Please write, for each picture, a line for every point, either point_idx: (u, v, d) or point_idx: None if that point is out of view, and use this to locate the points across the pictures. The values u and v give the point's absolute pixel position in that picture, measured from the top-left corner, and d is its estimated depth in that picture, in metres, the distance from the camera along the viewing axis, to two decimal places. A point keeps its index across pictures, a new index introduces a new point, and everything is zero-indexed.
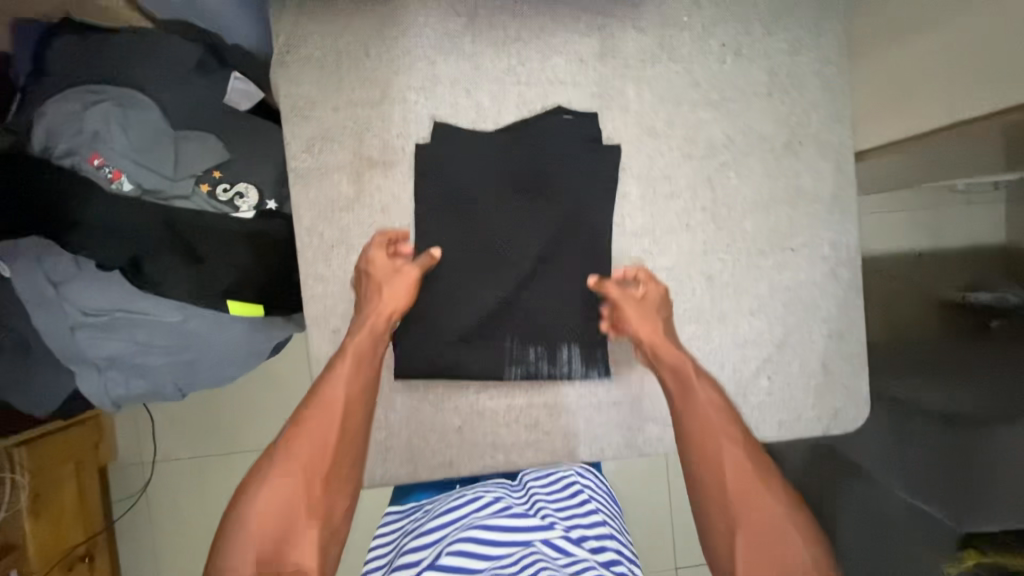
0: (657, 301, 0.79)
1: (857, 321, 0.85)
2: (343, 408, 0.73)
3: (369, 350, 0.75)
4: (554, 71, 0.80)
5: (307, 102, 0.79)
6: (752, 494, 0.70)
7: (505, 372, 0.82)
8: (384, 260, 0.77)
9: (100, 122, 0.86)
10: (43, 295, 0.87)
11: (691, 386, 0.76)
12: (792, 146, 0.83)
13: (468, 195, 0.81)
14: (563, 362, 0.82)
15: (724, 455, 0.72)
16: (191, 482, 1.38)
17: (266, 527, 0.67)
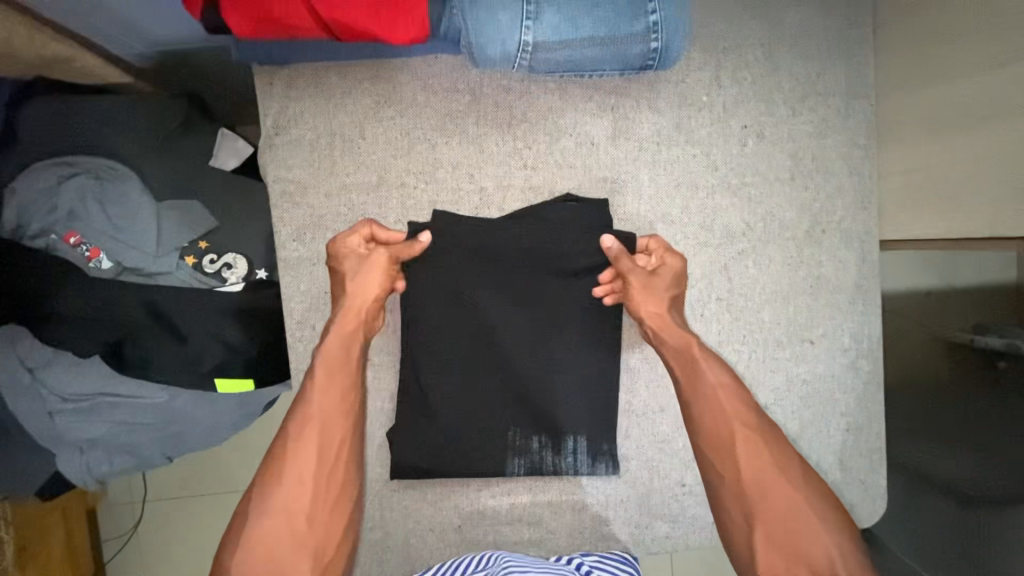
0: (665, 277, 0.73)
1: (875, 415, 0.81)
2: (324, 418, 0.66)
3: (347, 340, 0.70)
4: (563, 154, 0.75)
5: (297, 187, 0.74)
6: (770, 478, 0.63)
7: (507, 469, 0.77)
8: (357, 245, 0.72)
9: (75, 199, 0.81)
10: (19, 380, 0.82)
11: (701, 365, 0.70)
12: (814, 234, 0.79)
13: (470, 283, 0.76)
14: (568, 459, 0.78)
15: (737, 439, 0.65)
16: (182, 530, 1.33)
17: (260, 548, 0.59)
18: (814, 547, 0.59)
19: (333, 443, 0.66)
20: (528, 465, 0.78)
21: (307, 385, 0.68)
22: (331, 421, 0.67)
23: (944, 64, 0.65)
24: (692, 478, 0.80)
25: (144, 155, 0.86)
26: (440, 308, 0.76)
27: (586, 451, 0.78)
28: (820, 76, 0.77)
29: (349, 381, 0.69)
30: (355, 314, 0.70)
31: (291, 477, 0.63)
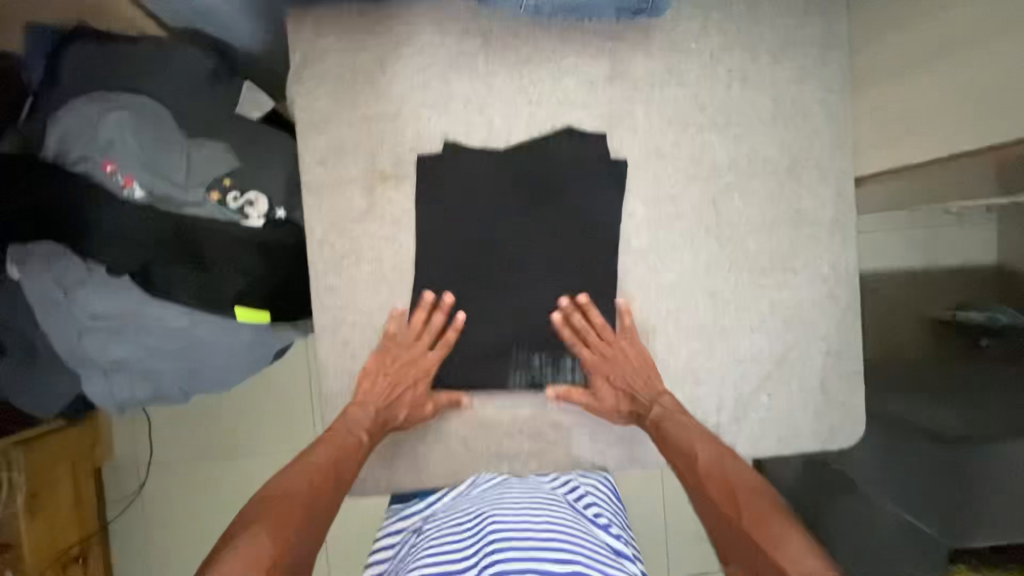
0: (608, 338, 0.83)
1: (852, 341, 0.88)
2: (334, 456, 0.76)
3: (388, 411, 0.80)
4: (565, 92, 0.83)
5: (321, 116, 0.81)
6: (756, 513, 0.69)
7: (509, 380, 0.84)
8: (434, 323, 0.81)
9: (114, 130, 0.88)
10: (54, 299, 0.88)
11: (676, 421, 0.81)
12: (795, 172, 0.86)
13: (478, 207, 0.82)
14: (565, 374, 0.85)
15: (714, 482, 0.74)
16: (201, 483, 1.54)
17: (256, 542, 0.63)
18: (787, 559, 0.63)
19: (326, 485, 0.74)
20: (529, 380, 0.84)
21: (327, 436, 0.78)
22: (344, 461, 0.77)
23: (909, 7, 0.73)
24: (683, 395, 0.86)
25: (178, 97, 0.94)
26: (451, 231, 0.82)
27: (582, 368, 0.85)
28: (800, 27, 0.84)
29: (362, 445, 0.79)
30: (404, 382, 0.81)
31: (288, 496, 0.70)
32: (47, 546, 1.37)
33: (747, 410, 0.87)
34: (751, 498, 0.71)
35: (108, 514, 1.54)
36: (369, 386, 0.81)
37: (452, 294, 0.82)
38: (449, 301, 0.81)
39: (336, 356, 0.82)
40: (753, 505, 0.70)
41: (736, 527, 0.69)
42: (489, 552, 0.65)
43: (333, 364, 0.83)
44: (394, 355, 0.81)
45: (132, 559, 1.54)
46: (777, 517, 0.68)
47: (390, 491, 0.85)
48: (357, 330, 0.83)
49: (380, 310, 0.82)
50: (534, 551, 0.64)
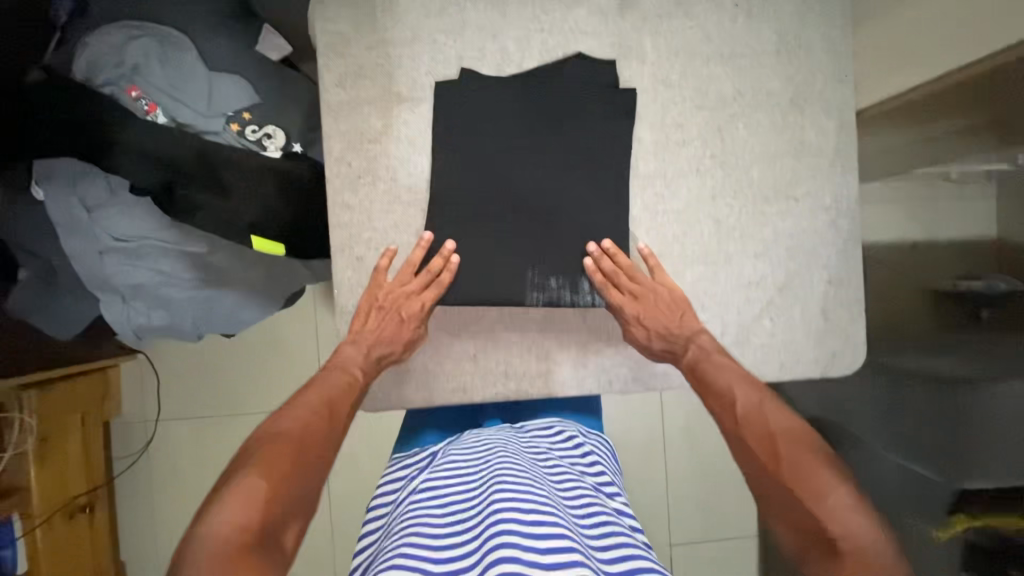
0: (634, 281, 0.85)
1: (854, 270, 0.90)
2: (330, 397, 0.78)
3: (385, 347, 0.83)
4: (576, 22, 0.85)
5: (341, 39, 0.83)
6: (800, 463, 0.69)
7: (526, 298, 0.85)
8: (432, 266, 0.83)
9: (139, 56, 0.91)
10: (77, 219, 0.91)
11: (715, 363, 0.81)
12: (797, 104, 0.88)
13: (491, 129, 0.85)
14: (583, 294, 0.86)
15: (764, 426, 0.74)
16: (207, 440, 1.56)
17: (248, 483, 0.65)
18: (837, 514, 0.64)
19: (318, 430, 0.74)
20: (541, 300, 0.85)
21: (323, 377, 0.81)
22: (338, 400, 0.79)
23: None
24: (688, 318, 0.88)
25: (199, 29, 0.96)
26: (465, 153, 0.85)
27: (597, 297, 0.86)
28: None
29: (357, 385, 0.81)
30: (402, 320, 0.83)
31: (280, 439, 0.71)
32: (54, 494, 1.38)
33: (750, 334, 0.89)
34: (791, 448, 0.71)
35: (115, 469, 1.56)
36: (364, 325, 0.83)
37: (453, 240, 0.84)
38: (450, 249, 0.83)
39: (350, 273, 0.84)
40: (792, 455, 0.70)
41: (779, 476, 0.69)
42: (491, 538, 0.72)
43: (348, 280, 0.85)
44: (390, 290, 0.83)
45: (136, 513, 1.55)
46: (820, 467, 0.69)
47: (400, 407, 0.88)
48: (372, 248, 0.85)
49: (394, 228, 0.85)
50: (530, 540, 0.71)
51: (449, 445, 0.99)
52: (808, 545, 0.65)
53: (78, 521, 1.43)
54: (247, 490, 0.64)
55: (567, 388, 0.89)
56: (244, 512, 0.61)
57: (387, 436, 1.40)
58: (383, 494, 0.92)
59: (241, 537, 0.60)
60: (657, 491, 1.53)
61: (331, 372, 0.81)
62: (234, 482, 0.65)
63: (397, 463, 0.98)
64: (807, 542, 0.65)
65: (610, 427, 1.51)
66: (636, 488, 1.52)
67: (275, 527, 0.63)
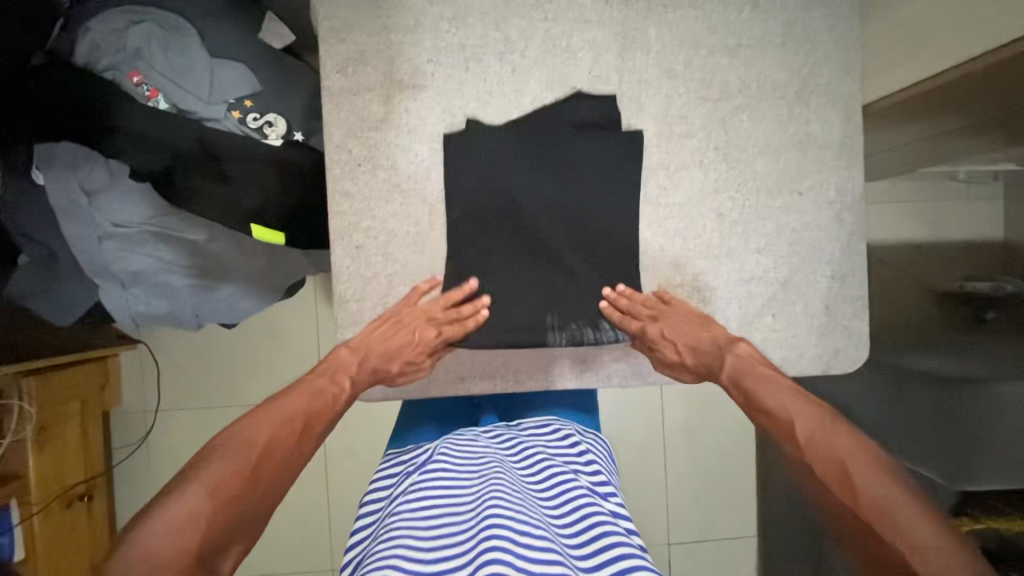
0: (658, 309, 0.85)
1: (858, 265, 0.88)
2: (313, 406, 0.75)
3: (382, 364, 0.81)
4: (581, 11, 0.85)
5: (343, 24, 0.82)
6: (869, 478, 0.63)
7: (548, 335, 0.85)
8: (463, 311, 0.83)
9: (141, 40, 0.91)
10: (75, 204, 0.90)
11: (759, 377, 0.77)
12: (803, 96, 0.87)
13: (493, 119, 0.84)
14: (607, 337, 0.86)
15: (830, 435, 0.68)
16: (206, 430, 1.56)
17: (204, 484, 0.62)
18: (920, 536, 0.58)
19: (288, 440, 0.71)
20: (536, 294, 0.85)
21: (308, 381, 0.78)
22: (317, 414, 0.75)
23: None
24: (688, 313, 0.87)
25: (202, 15, 0.96)
26: (466, 141, 0.84)
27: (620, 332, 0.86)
28: None
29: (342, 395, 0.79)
30: (410, 345, 0.82)
31: (246, 444, 0.68)
32: (51, 483, 1.37)
33: (752, 329, 0.88)
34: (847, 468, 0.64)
35: (113, 458, 1.56)
36: (370, 339, 0.82)
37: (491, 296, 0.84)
38: (485, 304, 0.84)
39: (348, 261, 0.84)
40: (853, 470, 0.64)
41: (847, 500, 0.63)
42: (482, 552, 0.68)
43: (346, 269, 0.84)
44: (413, 311, 0.83)
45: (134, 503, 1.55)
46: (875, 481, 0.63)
47: (399, 398, 0.87)
48: (371, 236, 0.84)
49: (394, 217, 0.84)
50: (525, 563, 0.67)
51: (447, 439, 0.97)
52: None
53: (76, 510, 1.43)
54: (194, 493, 0.61)
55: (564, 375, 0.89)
56: (186, 531, 0.57)
57: (385, 429, 1.39)
58: (372, 496, 0.89)
59: (180, 557, 0.56)
60: (655, 487, 1.52)
61: (323, 377, 0.79)
62: (182, 494, 0.61)
63: (392, 458, 0.96)
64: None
65: (609, 425, 1.50)
66: (635, 485, 1.51)
67: (218, 547, 0.59)
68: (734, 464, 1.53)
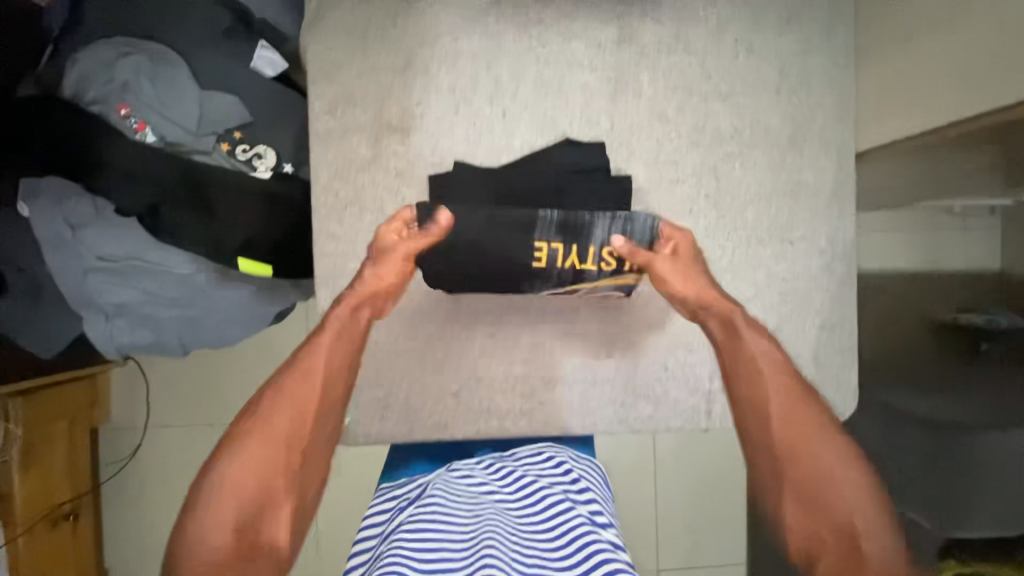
0: (684, 253, 0.84)
1: (847, 315, 0.88)
2: (322, 384, 0.83)
3: (376, 292, 0.83)
4: (572, 54, 0.84)
5: (332, 65, 0.82)
6: (811, 450, 0.84)
7: (539, 216, 0.76)
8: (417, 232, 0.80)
9: (129, 73, 0.89)
10: (62, 237, 0.90)
11: (751, 329, 0.86)
12: (796, 143, 0.86)
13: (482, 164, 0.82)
14: (598, 231, 0.78)
15: (781, 409, 0.86)
16: (195, 449, 1.55)
17: (253, 466, 0.82)
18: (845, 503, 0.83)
19: (302, 425, 0.82)
20: (509, 270, 0.79)
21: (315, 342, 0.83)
22: (326, 392, 0.83)
23: None
24: (674, 361, 0.87)
25: (192, 45, 0.94)
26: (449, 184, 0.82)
27: (617, 228, 0.78)
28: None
29: (350, 349, 0.84)
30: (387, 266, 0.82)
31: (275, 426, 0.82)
32: (36, 502, 1.36)
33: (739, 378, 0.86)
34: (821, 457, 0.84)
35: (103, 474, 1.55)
36: (364, 277, 0.83)
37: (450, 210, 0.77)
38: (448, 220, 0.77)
39: (333, 303, 0.83)
40: (829, 466, 0.84)
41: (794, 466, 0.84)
42: None
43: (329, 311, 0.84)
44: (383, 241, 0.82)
45: (124, 521, 1.54)
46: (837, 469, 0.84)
47: (381, 443, 0.86)
48: (355, 278, 0.84)
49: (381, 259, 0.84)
50: None
51: (441, 475, 0.93)
52: (824, 536, 0.83)
53: (62, 529, 1.43)
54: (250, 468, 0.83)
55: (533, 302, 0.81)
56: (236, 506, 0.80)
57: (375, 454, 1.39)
58: (365, 531, 0.87)
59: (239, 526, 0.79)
60: (645, 515, 1.51)
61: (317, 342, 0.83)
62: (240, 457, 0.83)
63: (383, 492, 0.93)
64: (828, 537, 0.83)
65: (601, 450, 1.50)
66: (626, 513, 1.50)
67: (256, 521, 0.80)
68: (725, 492, 1.52)
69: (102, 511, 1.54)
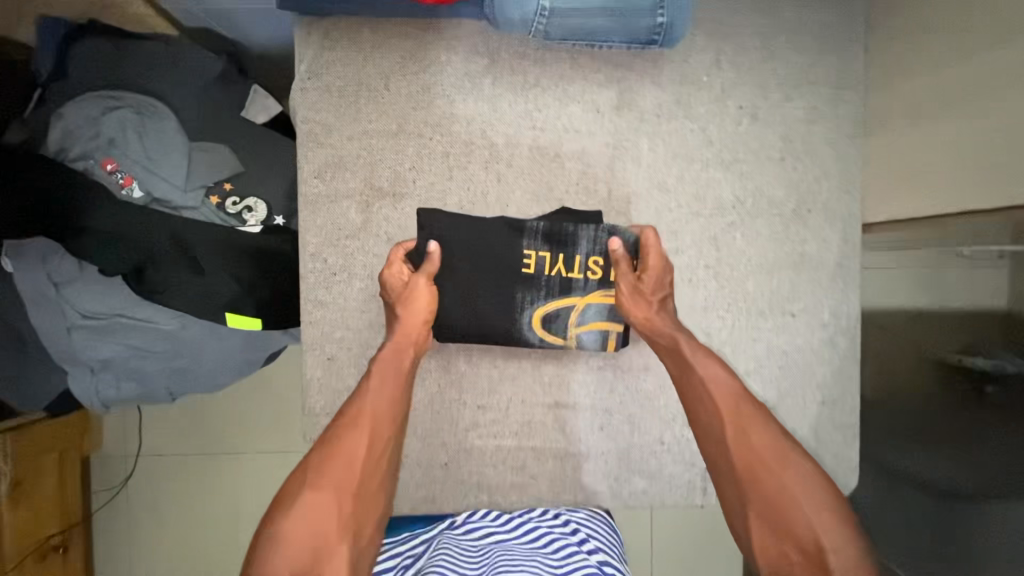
0: (649, 275, 0.78)
1: (850, 390, 0.86)
2: (373, 419, 0.73)
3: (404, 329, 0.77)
4: (570, 119, 0.81)
5: (322, 129, 0.80)
6: (761, 474, 0.69)
7: (526, 224, 0.79)
8: (429, 269, 0.77)
9: (116, 129, 0.87)
10: (44, 295, 0.88)
11: (704, 359, 0.75)
12: (800, 213, 0.84)
13: (467, 227, 0.79)
14: (584, 241, 0.79)
15: (755, 437, 0.71)
16: (188, 478, 1.47)
17: (301, 521, 0.66)
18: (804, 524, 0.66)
19: (358, 454, 0.71)
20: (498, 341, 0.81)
21: (362, 384, 0.75)
22: (379, 422, 0.73)
23: (935, 56, 0.70)
24: (671, 436, 0.85)
25: (182, 96, 0.92)
26: (440, 221, 0.78)
27: (604, 238, 0.79)
28: (814, 67, 0.83)
29: (399, 384, 0.76)
30: (398, 301, 0.77)
31: (334, 464, 0.70)
32: (27, 536, 1.29)
33: None
34: (782, 474, 0.69)
35: (92, 503, 1.47)
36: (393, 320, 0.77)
37: (436, 242, 0.78)
38: (434, 253, 0.77)
39: (320, 373, 0.81)
40: (788, 480, 0.68)
41: (747, 486, 0.70)
42: None
43: (317, 379, 0.82)
44: (395, 273, 0.78)
45: (113, 556, 1.48)
46: (795, 485, 0.68)
47: None
48: (344, 347, 0.82)
49: (369, 327, 0.82)
50: None
51: (447, 529, 0.80)
52: (791, 557, 0.66)
53: (51, 562, 1.35)
54: (293, 530, 0.65)
55: (521, 311, 0.80)
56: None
57: None
58: None
59: None
60: None
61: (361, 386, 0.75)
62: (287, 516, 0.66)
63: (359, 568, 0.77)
64: (795, 559, 0.66)
65: None
66: None
67: None
68: None
69: (90, 542, 1.46)
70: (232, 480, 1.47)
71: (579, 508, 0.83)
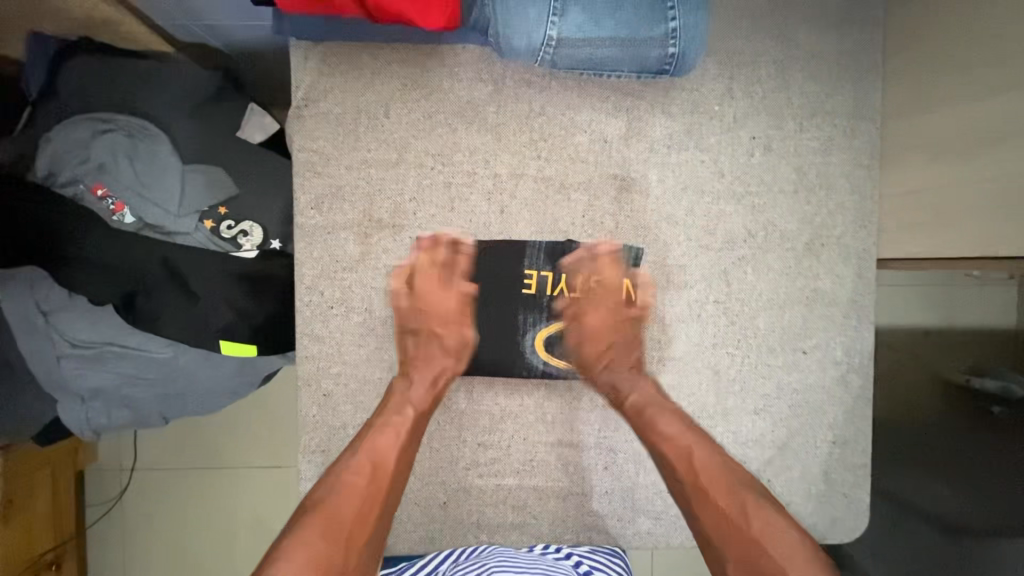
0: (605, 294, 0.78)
1: (862, 430, 0.83)
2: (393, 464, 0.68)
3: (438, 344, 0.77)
4: (576, 149, 0.79)
5: (320, 158, 0.77)
6: (730, 530, 0.62)
7: (528, 244, 0.78)
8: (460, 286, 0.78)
9: (105, 152, 0.84)
10: (31, 323, 0.85)
11: (659, 411, 0.72)
12: (813, 247, 0.81)
13: (464, 252, 0.78)
14: (586, 261, 0.78)
15: (717, 489, 0.65)
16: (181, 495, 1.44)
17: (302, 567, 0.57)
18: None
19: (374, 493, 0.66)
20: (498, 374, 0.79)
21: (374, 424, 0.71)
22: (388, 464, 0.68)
23: (951, 92, 0.67)
24: None
25: (174, 117, 0.89)
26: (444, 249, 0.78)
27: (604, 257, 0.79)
28: (830, 97, 0.80)
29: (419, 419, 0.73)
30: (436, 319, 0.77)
31: (339, 503, 0.63)
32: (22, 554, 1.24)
33: None
34: (750, 526, 0.61)
35: (86, 518, 1.44)
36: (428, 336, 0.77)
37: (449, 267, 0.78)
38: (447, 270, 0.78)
39: (315, 409, 0.79)
40: (757, 532, 0.61)
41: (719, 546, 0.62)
42: None
43: (312, 416, 0.79)
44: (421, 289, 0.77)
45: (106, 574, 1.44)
46: (767, 538, 0.60)
47: None
48: (341, 382, 0.79)
49: (366, 363, 0.79)
50: None
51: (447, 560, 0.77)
52: None
53: None
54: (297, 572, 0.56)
55: (522, 334, 0.79)
56: None
57: None
58: None
59: None
60: None
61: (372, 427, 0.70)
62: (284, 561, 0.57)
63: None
64: None
65: None
66: None
67: None
68: None
69: (84, 559, 1.43)
70: (225, 498, 1.43)
71: (579, 545, 0.82)
